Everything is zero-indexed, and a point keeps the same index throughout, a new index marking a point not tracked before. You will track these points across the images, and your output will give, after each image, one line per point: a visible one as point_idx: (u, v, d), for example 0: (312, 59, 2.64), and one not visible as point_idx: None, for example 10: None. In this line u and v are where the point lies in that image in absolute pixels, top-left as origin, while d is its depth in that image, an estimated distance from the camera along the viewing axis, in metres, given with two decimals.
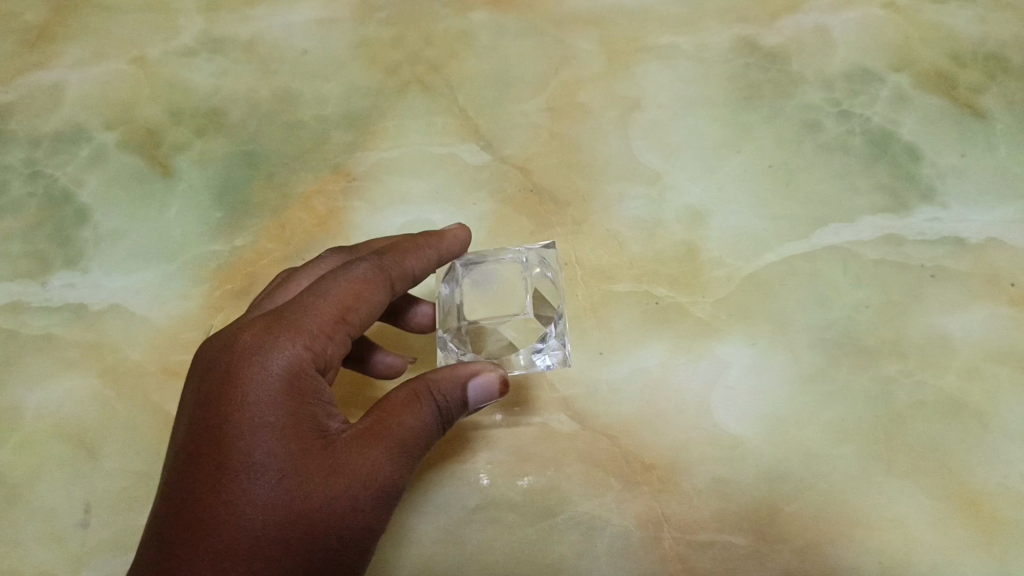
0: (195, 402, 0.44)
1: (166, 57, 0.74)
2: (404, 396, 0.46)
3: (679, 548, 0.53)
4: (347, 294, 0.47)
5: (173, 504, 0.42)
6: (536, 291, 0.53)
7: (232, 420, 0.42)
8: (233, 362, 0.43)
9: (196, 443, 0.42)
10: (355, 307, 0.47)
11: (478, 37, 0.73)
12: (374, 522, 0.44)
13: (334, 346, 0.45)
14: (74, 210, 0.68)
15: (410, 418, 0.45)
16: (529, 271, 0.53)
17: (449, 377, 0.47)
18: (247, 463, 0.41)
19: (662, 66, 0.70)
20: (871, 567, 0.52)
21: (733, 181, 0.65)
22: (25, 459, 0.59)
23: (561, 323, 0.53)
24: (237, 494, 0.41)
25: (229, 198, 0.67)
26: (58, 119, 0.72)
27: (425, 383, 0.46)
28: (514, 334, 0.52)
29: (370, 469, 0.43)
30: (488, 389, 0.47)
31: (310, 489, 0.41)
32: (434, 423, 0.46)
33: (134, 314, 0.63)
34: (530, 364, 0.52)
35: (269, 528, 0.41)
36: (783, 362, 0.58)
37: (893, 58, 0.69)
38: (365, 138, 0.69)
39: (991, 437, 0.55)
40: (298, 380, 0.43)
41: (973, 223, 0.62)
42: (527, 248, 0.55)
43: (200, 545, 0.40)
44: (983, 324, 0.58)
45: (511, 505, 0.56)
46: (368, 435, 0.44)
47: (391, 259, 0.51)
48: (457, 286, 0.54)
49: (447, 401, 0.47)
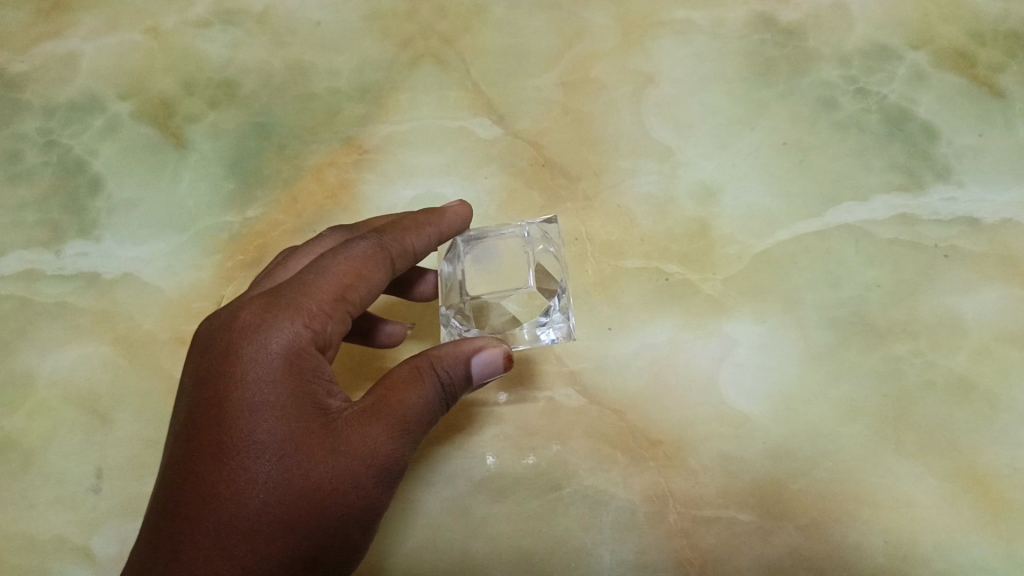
0: (196, 380, 0.44)
1: (180, 28, 0.74)
2: (406, 373, 0.46)
3: (684, 523, 0.54)
4: (346, 273, 0.47)
5: (175, 479, 0.43)
6: (538, 265, 0.52)
7: (232, 399, 0.42)
8: (233, 340, 0.44)
9: (196, 421, 0.43)
10: (355, 286, 0.47)
11: (491, 11, 0.72)
12: (377, 499, 0.44)
13: (334, 324, 0.46)
14: (88, 179, 0.68)
15: (413, 395, 0.45)
16: (530, 244, 0.53)
17: (451, 353, 0.46)
18: (247, 442, 0.42)
19: (677, 41, 0.70)
20: (876, 545, 0.52)
21: (746, 158, 0.65)
22: (39, 424, 0.60)
23: (564, 297, 0.52)
24: (238, 472, 0.41)
25: (241, 169, 0.67)
26: (72, 89, 0.72)
27: (428, 360, 0.46)
28: (517, 308, 0.51)
29: (371, 446, 0.43)
30: (491, 364, 0.47)
31: (310, 467, 0.42)
32: (438, 400, 0.46)
33: (147, 283, 0.64)
34: (535, 338, 0.52)
35: (270, 506, 0.41)
36: (792, 340, 0.58)
37: (913, 35, 0.68)
38: (377, 111, 0.69)
39: (1000, 418, 0.55)
40: (297, 358, 0.43)
41: (988, 203, 0.61)
42: (529, 223, 0.54)
43: (201, 522, 0.41)
44: (996, 304, 0.58)
45: (517, 478, 0.57)
46: (369, 413, 0.44)
47: (392, 237, 0.51)
48: (459, 263, 0.53)
49: (450, 377, 0.46)
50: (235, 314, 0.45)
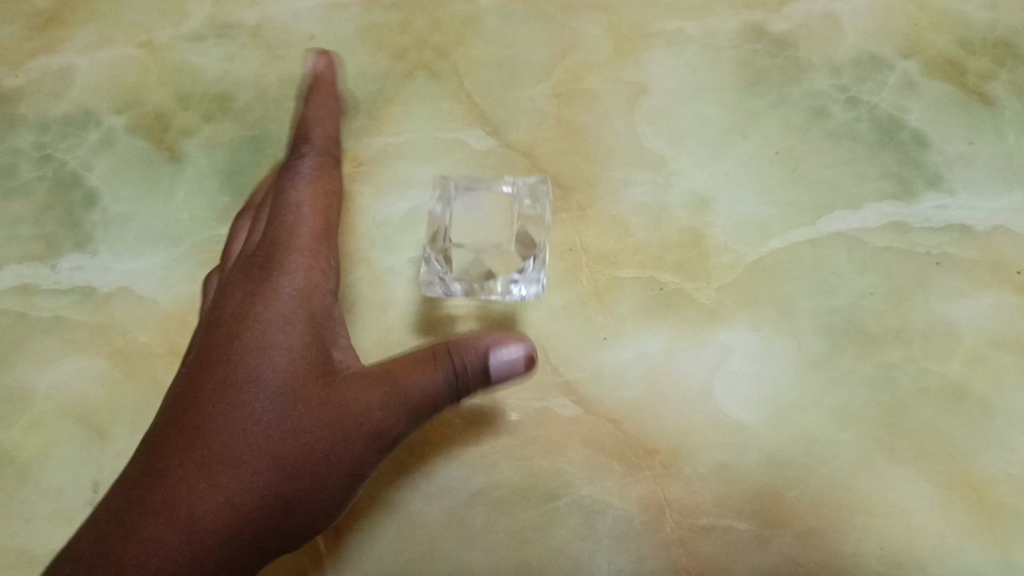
0: (212, 322, 0.53)
1: (174, 41, 0.74)
2: (421, 358, 0.51)
3: (681, 532, 0.54)
4: (321, 212, 0.57)
5: (177, 413, 0.49)
6: (520, 223, 0.59)
7: (246, 338, 0.51)
8: (250, 290, 0.53)
9: (208, 356, 0.51)
10: (330, 224, 0.57)
11: (484, 23, 0.72)
12: (366, 455, 0.50)
13: (324, 273, 0.55)
14: (83, 193, 0.68)
15: (422, 377, 0.50)
16: (518, 202, 0.60)
17: (475, 349, 0.50)
18: (256, 378, 0.49)
19: (668, 51, 0.70)
20: (873, 552, 0.53)
21: (738, 168, 0.65)
22: (35, 438, 0.60)
23: (540, 259, 0.58)
24: (245, 407, 0.49)
25: (237, 182, 0.67)
26: (66, 103, 0.72)
27: (445, 347, 0.51)
28: (494, 264, 0.58)
29: (364, 406, 0.50)
30: (513, 364, 0.51)
31: (309, 410, 0.49)
32: (448, 388, 0.50)
33: (141, 296, 0.64)
34: (506, 291, 0.57)
35: (272, 442, 0.48)
36: (786, 348, 0.58)
37: (903, 45, 0.69)
38: (372, 123, 0.69)
39: (993, 424, 0.55)
40: (304, 306, 0.52)
41: (979, 210, 0.62)
42: (519, 180, 0.60)
43: (200, 452, 0.47)
44: (988, 311, 0.58)
45: (514, 488, 0.56)
46: (369, 376, 0.51)
47: (329, 173, 0.60)
48: (449, 207, 0.60)
49: (467, 369, 0.50)
50: (256, 264, 0.54)
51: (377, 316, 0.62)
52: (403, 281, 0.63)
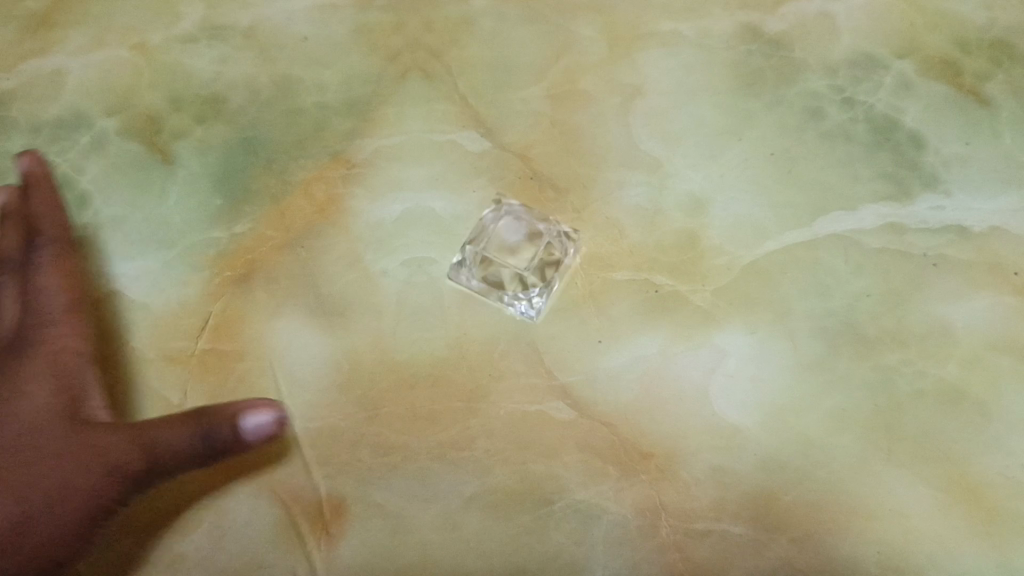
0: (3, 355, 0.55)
1: (166, 43, 0.74)
2: (177, 416, 0.49)
3: (677, 537, 0.54)
4: (60, 278, 0.59)
5: None
6: (544, 256, 0.62)
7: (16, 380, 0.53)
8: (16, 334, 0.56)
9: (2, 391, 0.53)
10: (60, 291, 0.58)
11: (478, 24, 0.72)
12: (30, 513, 0.49)
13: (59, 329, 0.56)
14: (74, 196, 0.68)
15: (164, 434, 0.49)
16: (552, 234, 0.62)
17: (224, 411, 0.48)
18: None
19: (663, 52, 0.70)
20: (871, 556, 0.52)
21: (734, 170, 0.65)
22: None
23: (549, 289, 0.61)
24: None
25: (229, 185, 0.67)
26: (58, 106, 0.72)
27: (202, 407, 0.49)
28: (509, 276, 0.61)
29: (34, 471, 0.50)
30: (260, 426, 0.48)
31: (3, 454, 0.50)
32: (186, 446, 0.48)
33: (133, 301, 0.63)
34: (508, 305, 0.61)
35: None
36: (782, 351, 0.58)
37: (898, 45, 0.68)
38: (365, 125, 0.69)
39: (991, 427, 0.55)
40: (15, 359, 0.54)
41: (976, 211, 0.61)
42: (561, 228, 0.63)
43: None
44: (986, 313, 0.58)
45: (509, 493, 0.56)
46: (74, 428, 0.51)
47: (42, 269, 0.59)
48: (496, 220, 0.63)
49: (217, 433, 0.48)
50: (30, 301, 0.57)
51: (371, 319, 0.62)
52: (397, 283, 0.63)
